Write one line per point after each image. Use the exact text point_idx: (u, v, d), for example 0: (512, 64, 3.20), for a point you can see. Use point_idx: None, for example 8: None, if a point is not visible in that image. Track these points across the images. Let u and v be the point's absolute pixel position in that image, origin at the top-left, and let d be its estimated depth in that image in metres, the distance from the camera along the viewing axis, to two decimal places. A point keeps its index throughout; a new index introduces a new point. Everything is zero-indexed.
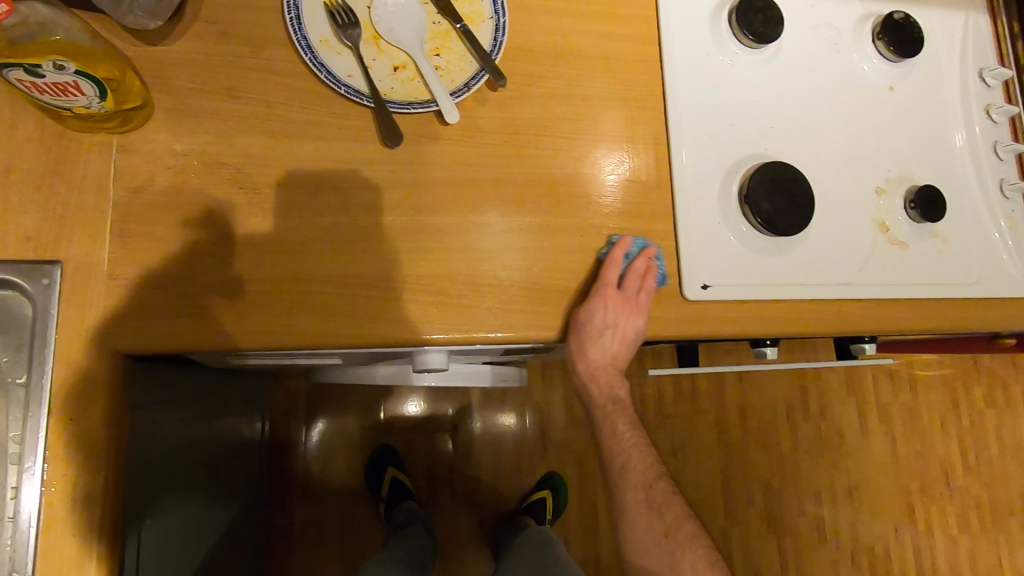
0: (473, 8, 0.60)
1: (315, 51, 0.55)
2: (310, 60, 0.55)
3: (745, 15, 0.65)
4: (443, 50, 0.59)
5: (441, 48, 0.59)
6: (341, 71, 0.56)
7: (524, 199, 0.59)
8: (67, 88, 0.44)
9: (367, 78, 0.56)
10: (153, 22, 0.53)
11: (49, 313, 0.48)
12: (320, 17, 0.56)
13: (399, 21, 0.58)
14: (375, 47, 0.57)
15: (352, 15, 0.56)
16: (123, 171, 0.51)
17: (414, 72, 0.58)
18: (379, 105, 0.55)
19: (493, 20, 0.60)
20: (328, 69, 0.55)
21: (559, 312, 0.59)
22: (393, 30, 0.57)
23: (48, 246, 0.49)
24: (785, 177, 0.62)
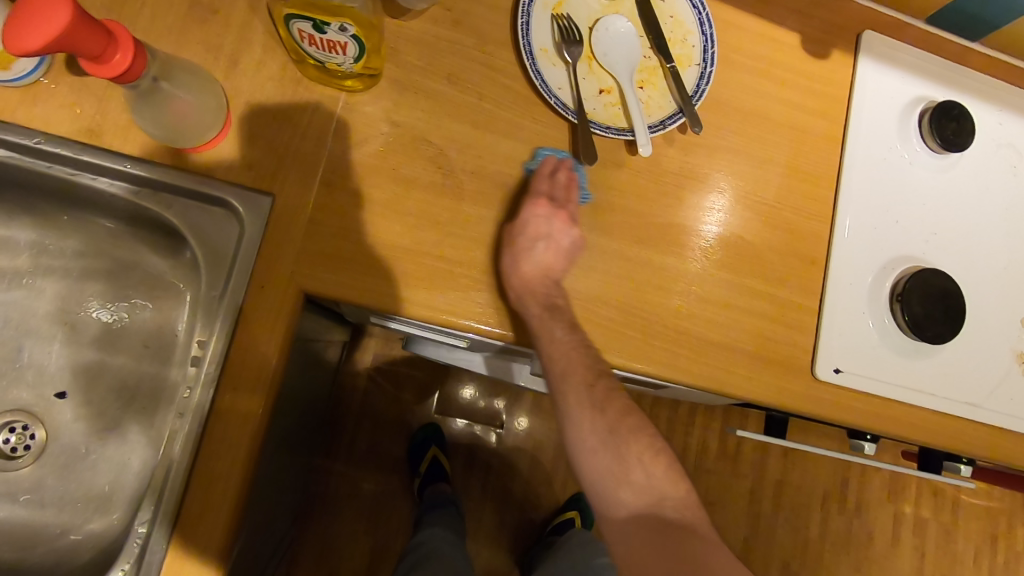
0: (683, 51, 0.62)
1: (535, 59, 0.59)
2: (529, 66, 0.58)
3: (939, 120, 0.65)
4: (647, 85, 0.61)
5: (646, 82, 0.61)
6: (553, 82, 0.59)
7: (687, 243, 0.61)
8: (336, 46, 0.48)
9: (577, 94, 0.58)
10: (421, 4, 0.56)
11: (255, 238, 0.52)
12: (546, 27, 0.59)
13: (614, 48, 0.60)
14: (587, 66, 0.60)
15: (577, 34, 0.59)
16: (343, 128, 0.55)
17: (616, 99, 0.60)
18: (582, 122, 0.58)
19: (700, 67, 0.62)
20: (543, 78, 0.58)
21: (693, 357, 0.60)
22: (607, 55, 0.60)
23: (266, 178, 0.53)
24: (942, 287, 0.63)
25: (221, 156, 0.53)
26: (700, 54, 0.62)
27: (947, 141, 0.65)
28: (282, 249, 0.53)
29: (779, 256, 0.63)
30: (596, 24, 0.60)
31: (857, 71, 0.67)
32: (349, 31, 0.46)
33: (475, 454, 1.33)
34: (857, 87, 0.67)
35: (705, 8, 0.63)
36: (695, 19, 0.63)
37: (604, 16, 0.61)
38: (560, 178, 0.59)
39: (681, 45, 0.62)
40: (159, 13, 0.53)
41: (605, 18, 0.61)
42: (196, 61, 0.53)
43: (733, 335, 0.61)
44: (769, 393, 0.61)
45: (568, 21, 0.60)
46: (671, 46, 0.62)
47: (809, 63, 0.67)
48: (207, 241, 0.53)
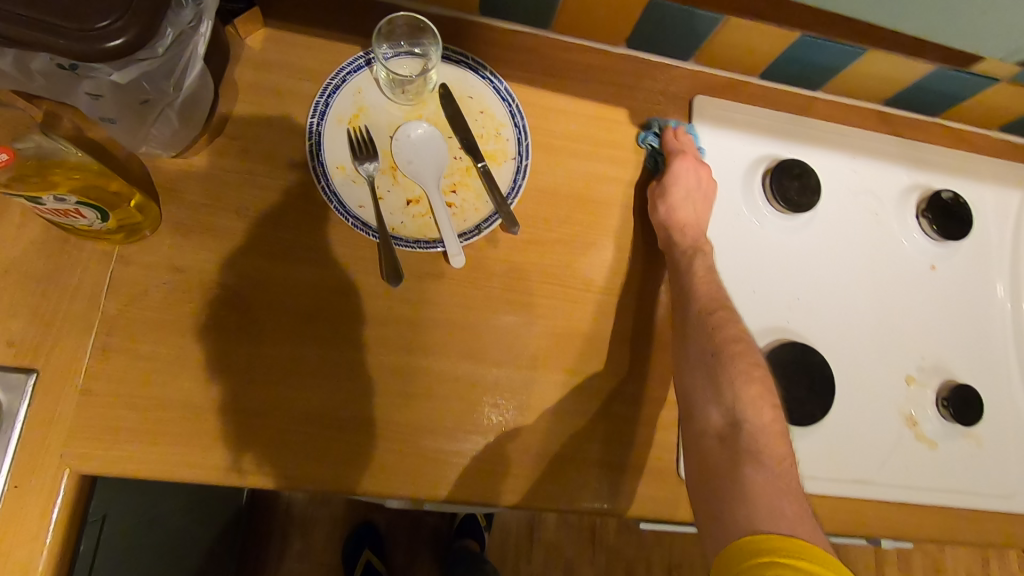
0: (497, 146, 0.59)
1: (330, 178, 0.55)
2: (323, 188, 0.55)
3: (781, 181, 0.62)
4: (459, 187, 0.58)
5: (457, 185, 0.58)
6: (352, 200, 0.55)
7: (523, 350, 0.57)
8: (67, 213, 0.44)
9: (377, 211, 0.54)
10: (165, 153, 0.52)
11: (14, 423, 0.47)
12: (341, 144, 0.56)
13: (418, 155, 0.57)
14: (390, 177, 0.57)
15: (373, 148, 0.56)
16: (117, 283, 0.51)
17: (426, 207, 0.57)
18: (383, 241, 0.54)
19: (516, 161, 0.59)
20: (340, 199, 0.55)
21: (542, 477, 0.54)
22: (411, 162, 0.57)
23: (28, 354, 0.48)
24: (808, 361, 0.58)
25: None
26: (515, 147, 0.59)
27: (792, 202, 0.62)
28: (49, 429, 0.48)
29: (628, 348, 0.59)
30: (397, 131, 0.57)
31: (691, 140, 0.64)
32: (71, 199, 0.43)
33: (417, 544, 1.26)
34: (693, 154, 0.64)
35: (515, 98, 0.60)
36: (506, 111, 0.60)
37: (405, 122, 0.58)
38: (370, 301, 0.55)
39: (494, 140, 0.59)
40: None
41: (406, 125, 0.58)
42: None
43: (586, 444, 0.56)
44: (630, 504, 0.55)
45: (364, 134, 0.57)
46: (482, 143, 0.59)
47: (640, 138, 0.63)
48: None
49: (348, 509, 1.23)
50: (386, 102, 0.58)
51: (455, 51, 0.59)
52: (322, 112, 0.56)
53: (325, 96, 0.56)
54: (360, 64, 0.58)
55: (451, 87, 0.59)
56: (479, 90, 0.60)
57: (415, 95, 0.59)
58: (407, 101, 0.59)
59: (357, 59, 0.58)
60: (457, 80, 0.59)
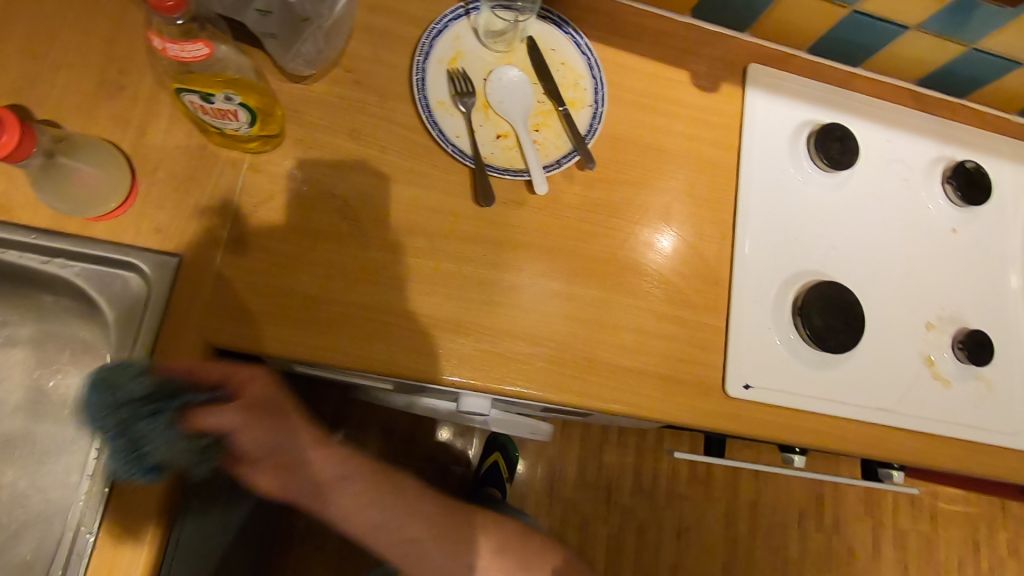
0: (576, 94, 0.67)
1: (432, 110, 0.62)
2: (426, 117, 0.62)
3: (824, 142, 0.69)
4: (543, 127, 0.65)
5: (541, 125, 0.65)
6: (451, 130, 0.63)
7: (593, 273, 0.64)
8: (226, 114, 0.51)
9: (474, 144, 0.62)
10: (308, 71, 0.60)
11: (161, 298, 0.54)
12: (442, 81, 0.64)
13: (509, 97, 0.65)
14: (483, 114, 0.64)
15: (470, 87, 0.63)
16: (248, 187, 0.58)
17: (514, 142, 0.64)
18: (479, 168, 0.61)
19: (592, 108, 0.66)
20: (440, 129, 0.62)
21: (606, 384, 0.62)
22: (502, 102, 0.64)
23: (173, 241, 0.55)
24: (841, 298, 0.66)
25: (128, 223, 0.55)
26: (592, 96, 0.67)
27: (834, 161, 0.69)
28: (189, 306, 0.55)
29: (683, 280, 0.66)
30: (490, 74, 0.65)
31: (745, 102, 0.71)
32: (236, 99, 0.50)
33: (443, 493, 1.33)
34: (747, 115, 0.71)
35: (593, 54, 0.67)
36: (585, 64, 0.67)
37: (497, 67, 0.65)
38: (463, 220, 0.62)
39: (573, 88, 0.67)
40: (67, 92, 0.56)
41: (499, 69, 0.65)
42: (102, 135, 0.56)
43: (643, 359, 0.63)
44: (682, 413, 0.62)
45: (462, 74, 0.64)
46: (563, 90, 0.66)
47: (700, 97, 0.71)
48: (117, 304, 0.55)
49: (380, 456, 1.30)
50: (481, 48, 0.66)
51: (543, 8, 0.67)
52: (427, 53, 0.63)
53: (430, 39, 0.64)
54: (461, 13, 0.65)
55: (538, 40, 0.67)
56: (562, 44, 0.67)
57: (506, 44, 0.66)
58: (498, 49, 0.66)
59: (458, 8, 0.65)
60: (543, 34, 0.67)
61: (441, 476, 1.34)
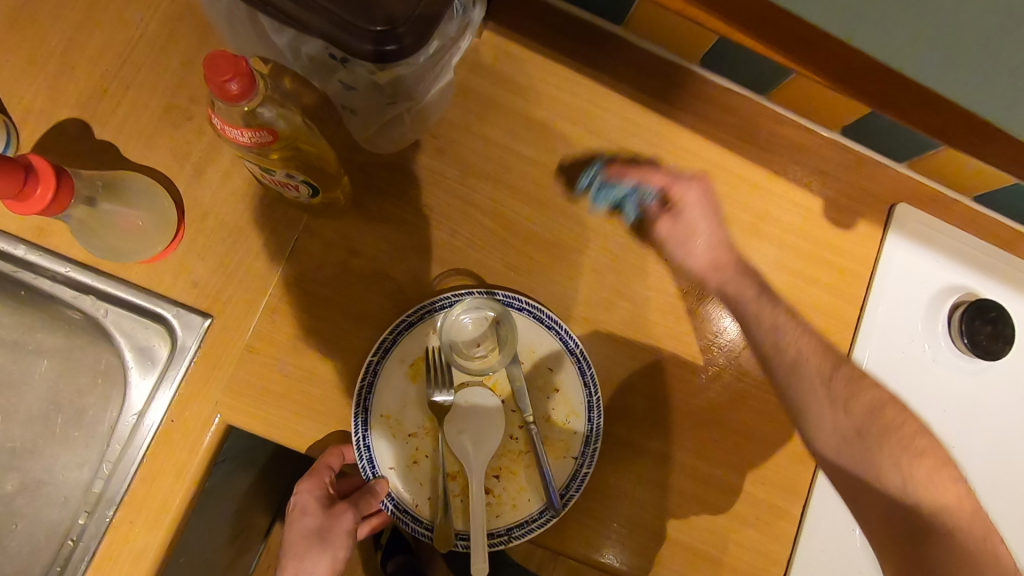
0: (560, 435, 0.53)
1: (369, 429, 0.51)
2: (358, 439, 0.50)
3: (973, 322, 0.57)
4: (523, 441, 0.53)
5: (502, 468, 0.53)
6: (385, 460, 0.51)
7: (659, 419, 0.55)
8: (287, 185, 0.45)
9: (439, 494, 0.51)
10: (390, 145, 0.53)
11: (184, 361, 0.50)
12: (400, 389, 0.52)
13: (474, 431, 0.52)
14: (433, 444, 0.52)
15: (444, 380, 0.52)
16: (299, 251, 0.52)
17: (461, 486, 0.52)
18: (440, 523, 0.50)
19: (574, 461, 0.53)
20: (371, 457, 0.51)
21: (647, 552, 0.53)
22: (461, 433, 0.52)
23: (209, 299, 0.51)
24: None
25: (167, 268, 0.50)
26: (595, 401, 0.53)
27: (978, 347, 0.57)
28: (212, 372, 0.50)
29: (762, 447, 0.56)
30: (461, 391, 0.53)
31: (884, 249, 0.59)
32: (298, 177, 0.44)
33: None
34: (882, 265, 0.59)
35: (598, 391, 0.53)
36: (584, 402, 0.53)
37: (471, 386, 0.53)
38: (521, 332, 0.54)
39: (558, 428, 0.53)
40: (132, 113, 0.51)
41: (470, 388, 0.53)
42: (160, 167, 0.51)
43: (696, 532, 0.54)
44: None
45: (439, 363, 0.52)
46: (545, 428, 0.53)
47: (831, 232, 0.60)
48: (141, 355, 0.51)
49: None
50: (455, 362, 0.53)
51: (552, 318, 0.53)
52: (386, 350, 0.51)
53: (395, 334, 0.51)
54: (441, 312, 0.53)
55: (530, 356, 0.54)
56: (565, 369, 0.54)
57: (491, 353, 0.54)
58: (475, 369, 0.54)
59: (444, 298, 0.52)
60: (544, 347, 0.54)
61: None
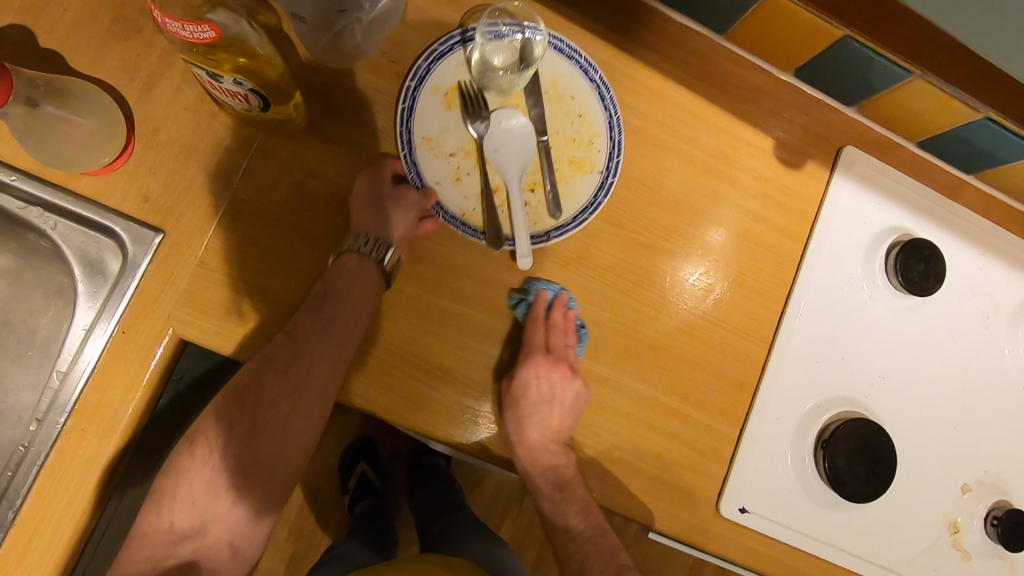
0: (588, 154, 0.58)
1: (413, 148, 0.55)
2: (405, 155, 0.54)
3: (907, 259, 0.60)
4: (554, 162, 0.57)
5: (538, 184, 0.57)
6: (430, 174, 0.55)
7: (606, 345, 0.57)
8: (236, 95, 0.45)
9: (486, 198, 0.55)
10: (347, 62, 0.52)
11: (135, 274, 0.50)
12: (437, 116, 0.55)
13: (509, 147, 0.56)
14: (473, 161, 0.56)
15: (476, 110, 0.56)
16: (251, 169, 0.52)
17: (504, 199, 0.56)
18: (489, 223, 0.55)
19: (601, 176, 0.58)
20: (418, 171, 0.55)
21: (590, 470, 0.56)
22: (497, 151, 0.56)
23: (158, 215, 0.51)
24: (876, 443, 0.58)
25: (115, 183, 0.50)
26: (605, 160, 0.58)
27: (910, 283, 0.60)
28: (162, 288, 0.50)
29: (704, 374, 0.58)
30: (495, 109, 0.56)
31: (829, 190, 0.62)
32: (246, 85, 0.43)
33: None
34: (826, 205, 0.62)
35: (618, 112, 0.58)
36: (605, 122, 0.58)
37: (503, 107, 0.57)
38: (471, 258, 0.55)
39: (586, 147, 0.58)
40: (78, 24, 0.50)
41: (503, 111, 0.56)
42: (107, 80, 0.50)
43: (638, 453, 0.57)
44: (664, 520, 0.56)
45: (472, 93, 0.55)
46: (573, 147, 0.58)
47: (780, 173, 0.62)
48: (91, 269, 0.51)
49: None
50: (486, 84, 0.56)
51: (572, 47, 0.57)
52: (422, 78, 0.54)
53: (428, 61, 0.54)
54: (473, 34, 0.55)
55: (554, 87, 0.57)
56: (585, 93, 0.58)
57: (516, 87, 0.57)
58: (504, 94, 0.57)
59: (453, 36, 0.55)
60: (565, 77, 0.57)
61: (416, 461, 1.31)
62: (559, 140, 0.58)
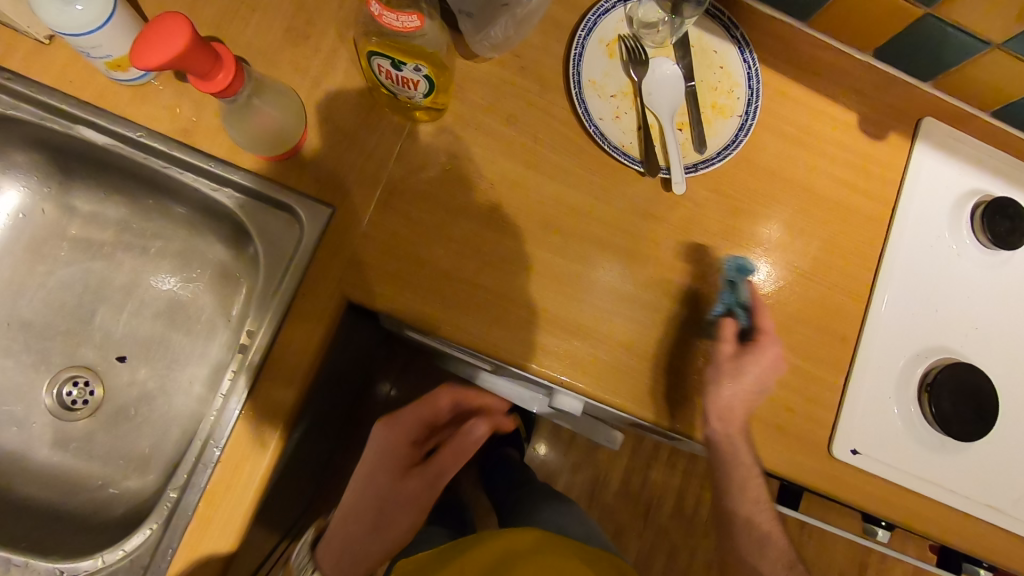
0: (728, 101, 0.65)
1: (582, 88, 0.62)
2: (575, 93, 0.62)
3: (993, 216, 0.65)
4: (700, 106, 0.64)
5: (686, 124, 0.64)
6: (595, 111, 0.62)
7: (717, 302, 0.63)
8: (408, 83, 0.53)
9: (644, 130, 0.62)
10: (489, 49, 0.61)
11: (312, 243, 0.58)
12: (601, 63, 0.63)
13: (662, 90, 0.63)
14: (630, 102, 0.64)
15: (636, 60, 0.63)
16: (405, 153, 0.59)
17: (657, 135, 0.63)
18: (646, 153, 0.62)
19: (741, 119, 0.64)
20: (586, 108, 0.62)
21: (709, 416, 0.61)
22: (652, 94, 0.63)
23: (327, 193, 0.58)
24: (976, 385, 0.62)
25: (292, 166, 0.58)
26: (744, 106, 0.65)
27: (997, 238, 0.65)
28: (331, 256, 0.58)
29: (809, 328, 0.63)
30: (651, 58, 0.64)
31: (912, 157, 0.67)
32: (423, 71, 0.51)
33: None
34: (911, 171, 0.67)
35: (756, 64, 0.65)
36: (744, 73, 0.65)
37: (656, 57, 0.64)
38: (594, 227, 0.62)
39: (726, 95, 0.65)
40: (259, 35, 0.59)
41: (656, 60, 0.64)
42: (283, 80, 0.59)
43: (753, 400, 0.61)
44: (779, 461, 0.61)
45: (633, 45, 0.64)
46: (716, 94, 0.65)
47: (866, 144, 0.67)
48: (271, 241, 0.59)
49: None
50: (642, 39, 0.64)
51: (717, 7, 0.65)
52: (589, 29, 0.63)
53: (596, 16, 0.63)
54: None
55: (699, 41, 0.65)
56: (725, 48, 0.65)
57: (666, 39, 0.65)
58: (657, 45, 0.65)
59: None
60: (708, 34, 0.65)
61: None
62: (703, 88, 0.65)
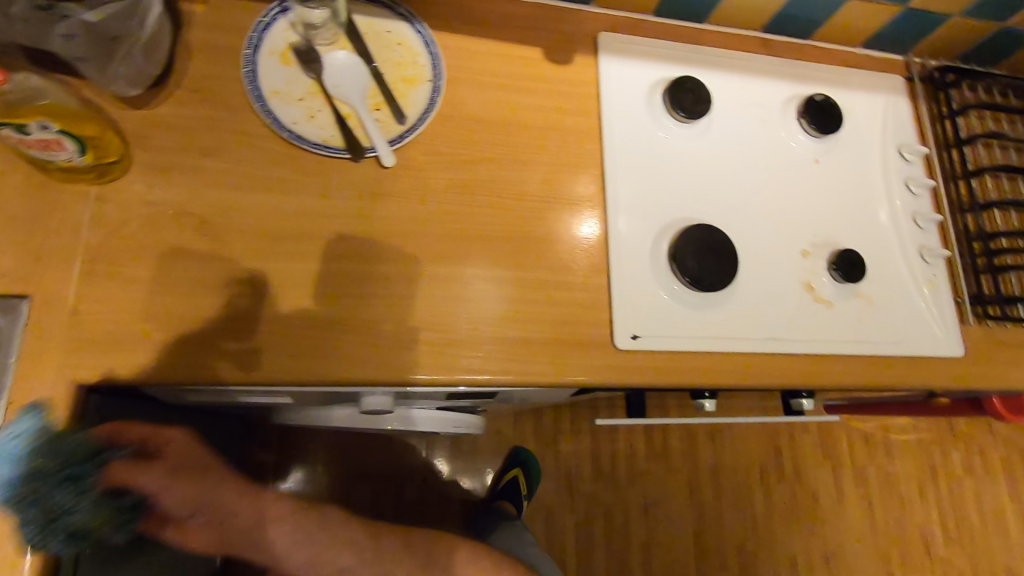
0: (415, 71, 0.68)
1: (266, 100, 0.63)
2: (259, 107, 0.62)
3: (677, 95, 0.72)
4: (388, 83, 0.67)
5: (381, 104, 0.66)
6: (287, 117, 0.63)
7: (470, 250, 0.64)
8: (49, 145, 0.50)
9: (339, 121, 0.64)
10: (134, 89, 0.60)
11: (9, 342, 0.52)
12: (279, 72, 0.64)
13: (346, 80, 0.66)
14: (320, 99, 0.65)
15: (312, 60, 0.65)
16: (97, 217, 0.57)
17: (356, 121, 0.65)
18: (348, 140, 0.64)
19: (431, 83, 0.68)
20: (275, 117, 0.62)
21: (496, 356, 0.61)
22: (338, 87, 0.65)
23: (19, 284, 0.54)
24: (712, 240, 0.68)
25: None
26: (431, 71, 0.68)
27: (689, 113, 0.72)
28: (43, 345, 0.53)
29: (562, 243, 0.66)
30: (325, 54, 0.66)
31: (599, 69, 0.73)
32: (53, 127, 0.49)
33: (405, 512, 1.30)
34: (601, 81, 0.73)
35: (427, 31, 0.69)
36: (420, 42, 0.69)
37: (330, 50, 0.66)
38: (324, 222, 0.62)
39: (412, 66, 0.68)
40: None
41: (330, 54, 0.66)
42: None
43: (533, 326, 0.63)
44: (576, 372, 0.62)
45: (303, 48, 0.65)
46: (401, 69, 0.68)
47: (556, 69, 0.73)
48: None
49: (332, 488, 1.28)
50: (312, 39, 0.66)
51: None
52: (256, 45, 0.64)
53: (258, 31, 0.64)
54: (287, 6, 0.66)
55: (369, 27, 0.68)
56: (396, 26, 0.69)
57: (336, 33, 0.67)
58: (329, 41, 0.67)
59: (274, 9, 0.65)
60: (376, 18, 0.69)
61: (398, 496, 1.31)
62: (387, 66, 0.68)
